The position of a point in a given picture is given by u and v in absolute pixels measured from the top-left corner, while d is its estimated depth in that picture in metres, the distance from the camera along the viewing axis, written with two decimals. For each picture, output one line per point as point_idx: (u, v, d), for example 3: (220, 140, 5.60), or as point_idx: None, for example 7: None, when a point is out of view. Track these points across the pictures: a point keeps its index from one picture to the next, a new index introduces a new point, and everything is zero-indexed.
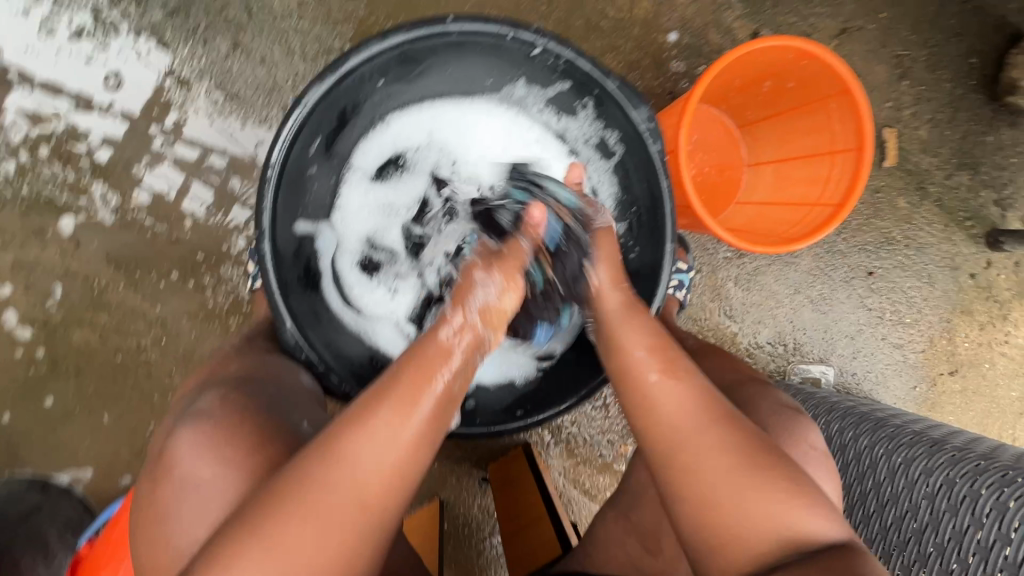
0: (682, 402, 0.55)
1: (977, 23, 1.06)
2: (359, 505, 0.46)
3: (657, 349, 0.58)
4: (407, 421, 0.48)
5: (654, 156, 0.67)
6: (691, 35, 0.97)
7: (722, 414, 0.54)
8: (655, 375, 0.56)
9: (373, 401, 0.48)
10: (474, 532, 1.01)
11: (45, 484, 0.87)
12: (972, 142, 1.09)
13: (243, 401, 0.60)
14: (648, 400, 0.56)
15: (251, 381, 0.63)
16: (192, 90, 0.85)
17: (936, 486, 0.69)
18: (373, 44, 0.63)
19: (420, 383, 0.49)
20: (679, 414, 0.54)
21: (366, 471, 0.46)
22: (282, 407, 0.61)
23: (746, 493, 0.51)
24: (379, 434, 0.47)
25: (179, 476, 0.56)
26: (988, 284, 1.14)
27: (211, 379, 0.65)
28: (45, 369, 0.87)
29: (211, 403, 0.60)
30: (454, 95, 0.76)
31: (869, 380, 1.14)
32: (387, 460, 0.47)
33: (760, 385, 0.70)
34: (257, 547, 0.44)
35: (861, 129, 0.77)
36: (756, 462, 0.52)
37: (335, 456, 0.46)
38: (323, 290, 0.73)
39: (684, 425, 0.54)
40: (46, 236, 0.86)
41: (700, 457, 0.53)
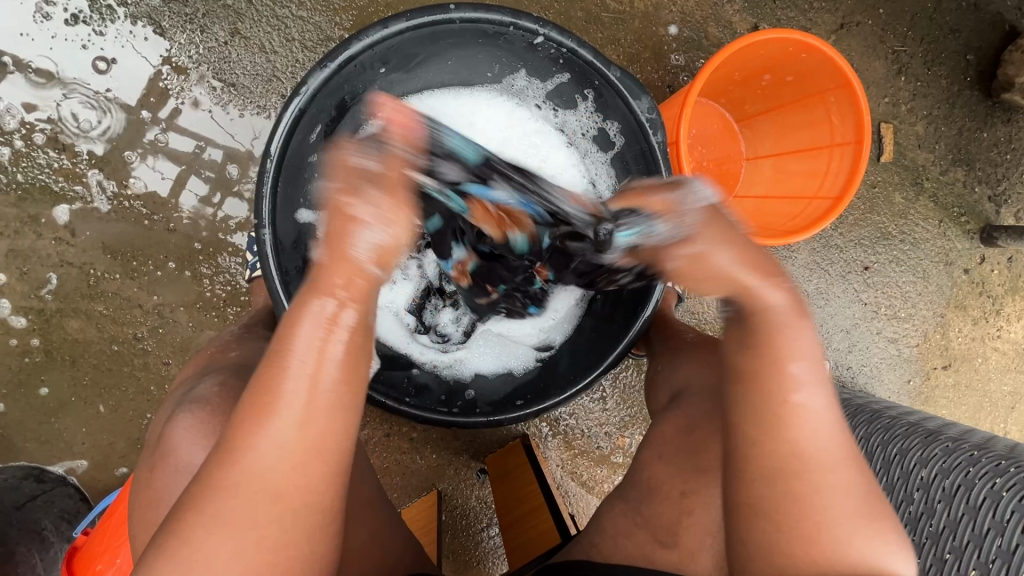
0: (823, 429, 0.49)
1: (974, 20, 1.07)
2: (277, 499, 0.42)
3: (811, 367, 0.50)
4: (309, 398, 0.42)
5: (655, 147, 0.68)
6: (691, 28, 0.98)
7: (849, 453, 0.50)
8: (797, 396, 0.49)
9: (271, 378, 0.43)
10: (472, 523, 1.01)
11: (40, 475, 0.86)
12: (967, 138, 1.10)
13: (242, 388, 0.60)
14: (784, 421, 0.49)
15: (249, 370, 0.63)
16: (190, 78, 0.84)
17: (930, 476, 0.70)
18: (374, 31, 0.62)
19: (319, 352, 0.43)
20: (817, 442, 0.49)
21: (275, 460, 0.42)
22: None
23: (858, 530, 0.48)
24: (282, 414, 0.42)
25: (174, 462, 0.55)
26: (982, 280, 1.15)
27: (210, 366, 0.65)
28: (40, 359, 0.86)
29: (208, 389, 0.60)
30: (455, 84, 0.75)
31: (864, 373, 1.15)
32: (296, 444, 0.42)
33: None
34: (187, 548, 0.41)
35: (860, 123, 0.77)
36: (871, 504, 0.49)
37: (241, 444, 0.42)
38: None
39: (819, 454, 0.49)
40: (41, 224, 0.85)
41: (824, 486, 0.49)
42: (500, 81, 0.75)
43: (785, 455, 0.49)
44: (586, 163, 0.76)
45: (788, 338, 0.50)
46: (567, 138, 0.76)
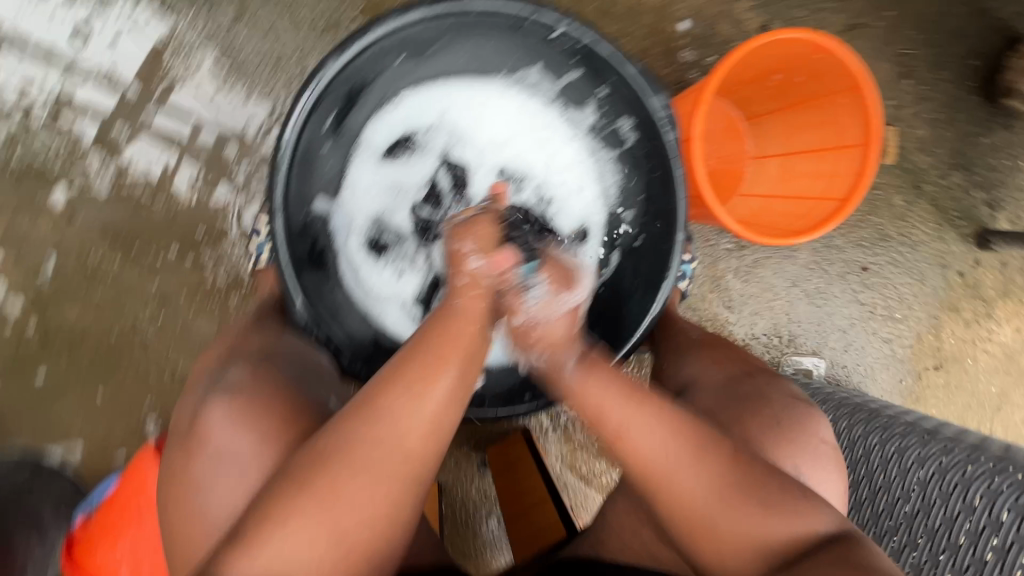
0: (654, 444, 0.52)
1: (978, 26, 1.08)
2: (404, 462, 0.46)
3: (622, 392, 0.54)
4: (434, 379, 0.48)
5: (670, 145, 0.67)
6: (702, 25, 0.97)
7: (696, 451, 0.52)
8: (625, 430, 0.53)
9: (395, 367, 0.49)
10: (471, 514, 1.02)
11: (37, 462, 0.85)
12: (967, 143, 1.11)
13: (274, 376, 0.60)
14: (622, 446, 0.53)
15: (280, 356, 0.63)
16: (195, 60, 0.82)
17: (930, 474, 0.71)
18: (391, 18, 0.61)
19: (451, 340, 0.50)
20: (652, 454, 0.52)
21: (402, 429, 0.47)
22: (310, 386, 0.61)
23: (731, 517, 0.51)
24: (404, 395, 0.47)
25: (212, 450, 0.55)
26: (975, 283, 1.17)
27: (235, 352, 0.64)
28: (37, 344, 0.85)
29: (242, 376, 0.60)
30: (467, 75, 0.75)
31: (858, 372, 1.17)
32: (419, 419, 0.47)
33: (768, 376, 0.72)
34: (295, 514, 0.44)
35: (871, 125, 0.77)
36: (737, 488, 0.52)
37: (366, 420, 0.46)
38: (336, 264, 0.73)
39: (665, 475, 0.52)
40: (38, 206, 0.83)
41: (676, 488, 0.52)
42: (512, 74, 0.75)
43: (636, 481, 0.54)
44: (593, 159, 0.79)
45: (595, 382, 0.55)
46: (576, 134, 0.78)
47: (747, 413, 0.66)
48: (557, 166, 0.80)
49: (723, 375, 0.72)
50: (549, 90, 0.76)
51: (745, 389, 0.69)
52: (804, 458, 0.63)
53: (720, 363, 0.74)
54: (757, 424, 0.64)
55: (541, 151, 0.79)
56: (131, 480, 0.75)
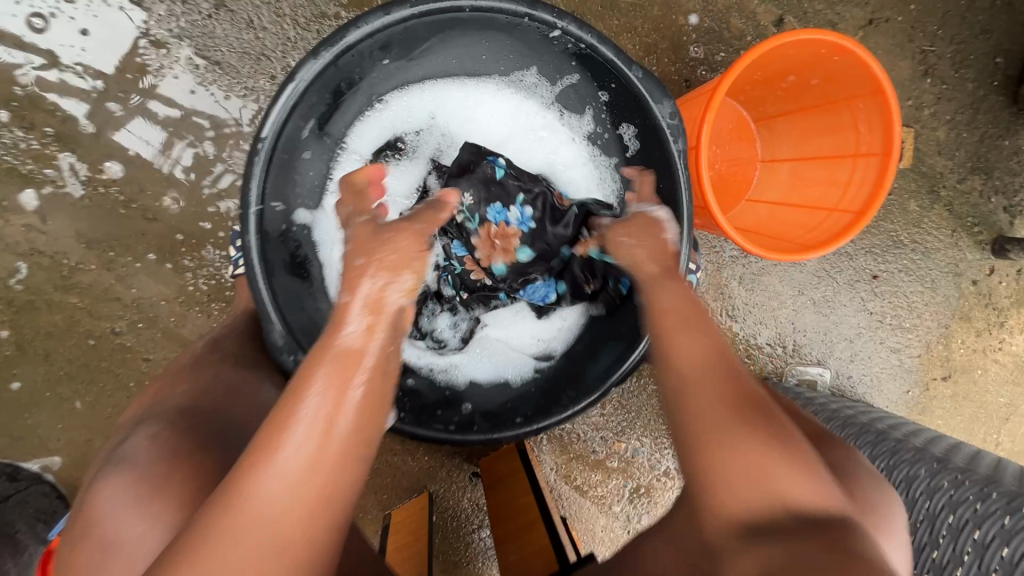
0: (693, 356, 0.49)
1: (1006, 21, 1.02)
2: (274, 556, 0.37)
3: (682, 305, 0.52)
4: (319, 432, 0.40)
5: (675, 155, 0.62)
6: (713, 18, 0.91)
7: (738, 385, 0.47)
8: (680, 338, 0.50)
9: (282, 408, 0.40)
10: (462, 525, 0.99)
11: (14, 472, 0.82)
12: (988, 146, 1.06)
13: (177, 440, 0.54)
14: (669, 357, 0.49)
15: (195, 415, 0.57)
16: (171, 54, 0.77)
17: (936, 508, 0.68)
18: (373, 17, 0.55)
19: (336, 381, 0.42)
20: (696, 367, 0.48)
21: (277, 505, 0.38)
22: (227, 445, 0.55)
23: (757, 434, 0.43)
24: (289, 449, 0.39)
25: (98, 536, 0.50)
26: (989, 291, 1.13)
27: (147, 412, 0.59)
28: (11, 352, 0.81)
29: (139, 443, 0.54)
30: (459, 74, 0.70)
31: (864, 382, 1.14)
32: (309, 479, 0.39)
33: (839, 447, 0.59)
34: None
35: (890, 133, 0.72)
36: (761, 405, 0.45)
37: (244, 485, 0.38)
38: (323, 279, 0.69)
39: (712, 367, 0.48)
40: (8, 209, 0.78)
41: (706, 380, 0.47)
42: (509, 75, 0.70)
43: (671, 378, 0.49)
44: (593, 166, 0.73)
45: (664, 306, 0.53)
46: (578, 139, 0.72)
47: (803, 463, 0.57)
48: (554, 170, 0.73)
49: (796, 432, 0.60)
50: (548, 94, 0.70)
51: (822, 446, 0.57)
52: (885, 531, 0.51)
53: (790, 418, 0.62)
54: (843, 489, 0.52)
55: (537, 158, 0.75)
56: None
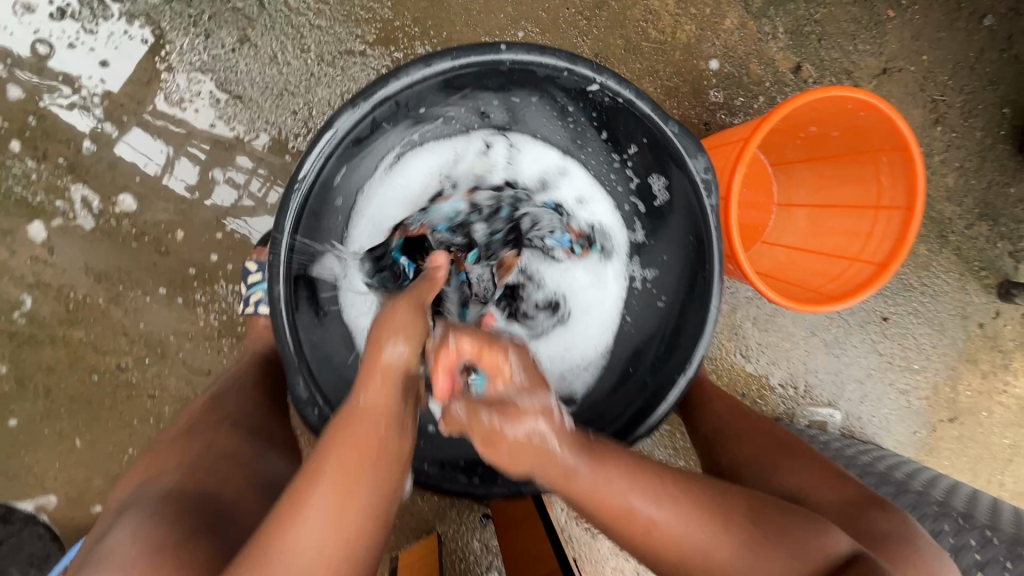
0: (672, 516, 0.49)
1: (1014, 72, 1.03)
2: None
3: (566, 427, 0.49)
4: (334, 515, 0.42)
5: (708, 210, 0.62)
6: (733, 64, 0.92)
7: (717, 521, 0.50)
8: (647, 500, 0.49)
9: (295, 488, 0.43)
10: (471, 567, 0.97)
11: (8, 513, 0.79)
12: (994, 193, 1.07)
13: (162, 527, 0.46)
14: (648, 534, 0.49)
15: (178, 497, 0.50)
16: (191, 88, 0.76)
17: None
18: (413, 70, 0.55)
19: (352, 452, 0.45)
20: (675, 530, 0.49)
21: (311, 556, 0.41)
22: (239, 514, 0.51)
23: (714, 535, 0.49)
24: (308, 530, 0.42)
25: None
26: (994, 334, 1.14)
27: (136, 496, 0.53)
28: (10, 388, 0.78)
29: (117, 539, 0.46)
30: (362, 196, 0.67)
31: (873, 423, 1.14)
32: (331, 542, 0.42)
33: (879, 506, 0.60)
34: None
35: (914, 188, 0.72)
36: (701, 499, 0.50)
37: (271, 552, 0.41)
38: (349, 327, 0.66)
39: (665, 521, 0.49)
40: (15, 240, 0.76)
41: (672, 530, 0.49)
42: (399, 144, 0.67)
43: (635, 535, 0.49)
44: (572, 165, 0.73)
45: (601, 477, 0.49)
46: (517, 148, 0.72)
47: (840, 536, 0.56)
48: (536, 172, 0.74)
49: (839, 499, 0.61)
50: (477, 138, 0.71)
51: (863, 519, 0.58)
52: None
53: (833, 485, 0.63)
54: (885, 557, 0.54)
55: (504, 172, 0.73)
56: None
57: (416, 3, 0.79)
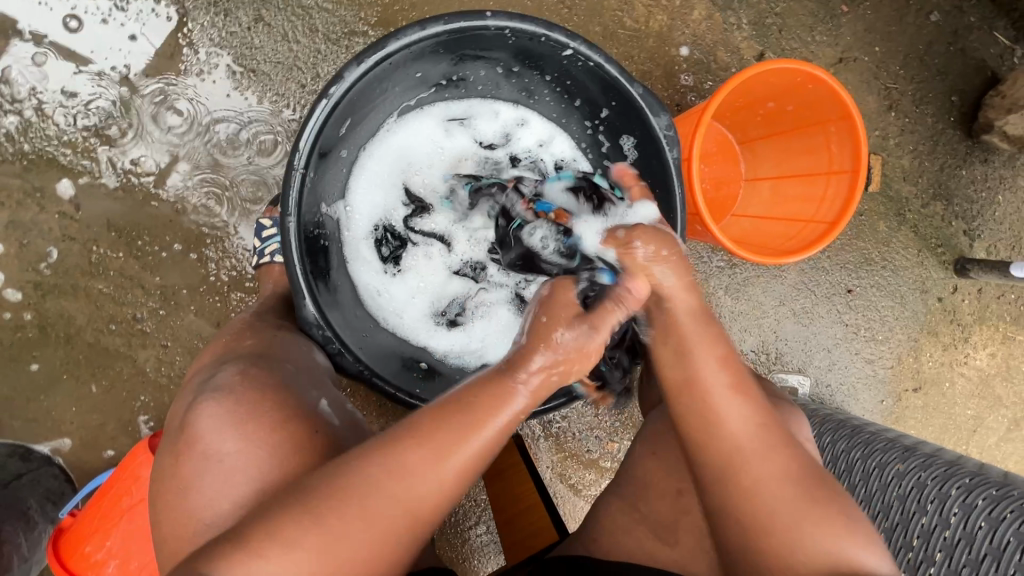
0: (742, 431, 0.55)
1: (960, 64, 1.13)
2: (406, 515, 0.48)
3: (732, 372, 0.56)
4: (450, 465, 0.49)
5: (670, 163, 0.69)
6: (702, 51, 1.02)
7: (784, 451, 0.55)
8: (727, 396, 0.56)
9: (436, 427, 0.49)
10: (461, 520, 1.02)
11: (26, 453, 0.84)
12: (947, 174, 1.16)
13: (265, 378, 0.59)
14: (719, 435, 0.55)
15: (271, 359, 0.62)
16: (210, 61, 0.84)
17: (928, 499, 0.72)
18: (411, 31, 0.63)
19: (491, 408, 0.50)
20: (744, 440, 0.55)
21: (421, 485, 0.48)
22: (301, 387, 0.61)
23: (814, 522, 0.52)
24: (432, 464, 0.48)
25: (202, 450, 0.55)
26: (954, 308, 1.20)
27: (227, 354, 0.64)
28: (33, 334, 0.84)
29: (232, 378, 0.59)
30: (362, 158, 0.77)
31: (841, 391, 1.20)
32: (440, 483, 0.49)
33: (758, 380, 0.73)
34: (297, 541, 0.46)
35: (858, 153, 0.81)
36: (812, 491, 0.53)
37: (398, 469, 0.48)
38: (351, 276, 0.77)
39: (781, 487, 0.53)
40: (44, 197, 0.83)
41: (775, 492, 0.53)
42: (396, 111, 0.77)
43: (749, 487, 0.53)
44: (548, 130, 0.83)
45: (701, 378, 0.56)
46: (498, 116, 0.83)
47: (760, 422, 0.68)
48: (516, 137, 0.84)
49: None
50: (463, 106, 0.81)
51: None
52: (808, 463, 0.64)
53: None
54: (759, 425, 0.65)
55: (488, 137, 0.83)
56: (127, 471, 0.75)
57: None
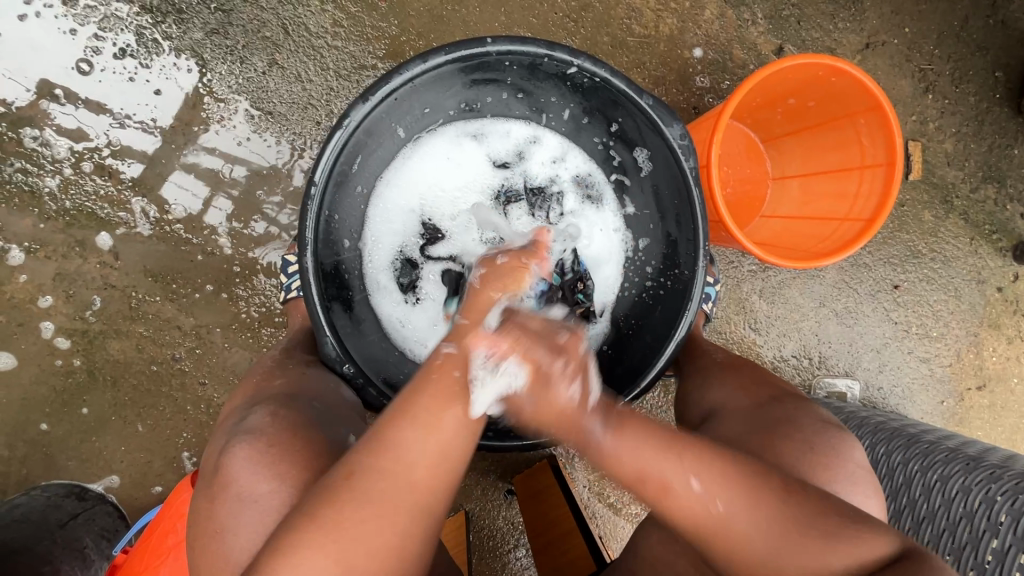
0: (698, 500, 0.51)
1: (1001, 37, 1.06)
2: (411, 492, 0.48)
3: (655, 439, 0.53)
4: (431, 431, 0.50)
5: (688, 173, 0.67)
6: (716, 50, 0.99)
7: (746, 492, 0.51)
8: (674, 479, 0.51)
9: (403, 411, 0.50)
10: (499, 544, 1.01)
11: (81, 492, 0.88)
12: (997, 155, 1.08)
13: (294, 418, 0.60)
14: (670, 503, 0.51)
15: (300, 398, 0.63)
16: (230, 107, 0.87)
17: (997, 517, 0.66)
18: (413, 65, 0.63)
19: (435, 402, 0.51)
20: (698, 510, 0.51)
21: (415, 456, 0.48)
22: (325, 423, 0.61)
23: (801, 554, 0.48)
24: (422, 430, 0.49)
25: (235, 493, 0.56)
26: (1016, 298, 1.11)
27: (257, 395, 0.65)
28: (82, 379, 0.88)
29: (261, 420, 0.60)
30: (378, 188, 0.78)
31: (895, 394, 1.12)
32: (431, 450, 0.49)
33: (798, 401, 0.69)
34: (312, 540, 0.45)
35: (893, 145, 0.77)
36: (794, 528, 0.49)
37: (381, 447, 0.49)
38: (374, 307, 0.77)
39: (758, 540, 0.49)
40: (86, 249, 0.87)
41: (752, 553, 0.49)
42: (409, 141, 0.78)
43: (726, 560, 0.51)
44: (560, 148, 0.82)
45: (629, 458, 0.52)
46: (509, 138, 0.82)
47: (775, 434, 0.63)
48: (527, 156, 0.83)
49: (751, 402, 0.69)
50: (473, 130, 0.81)
51: (775, 414, 0.66)
52: (844, 485, 0.60)
53: (750, 388, 0.71)
54: (793, 450, 0.61)
55: (501, 158, 0.83)
56: (171, 510, 0.78)
57: (420, 19, 0.89)
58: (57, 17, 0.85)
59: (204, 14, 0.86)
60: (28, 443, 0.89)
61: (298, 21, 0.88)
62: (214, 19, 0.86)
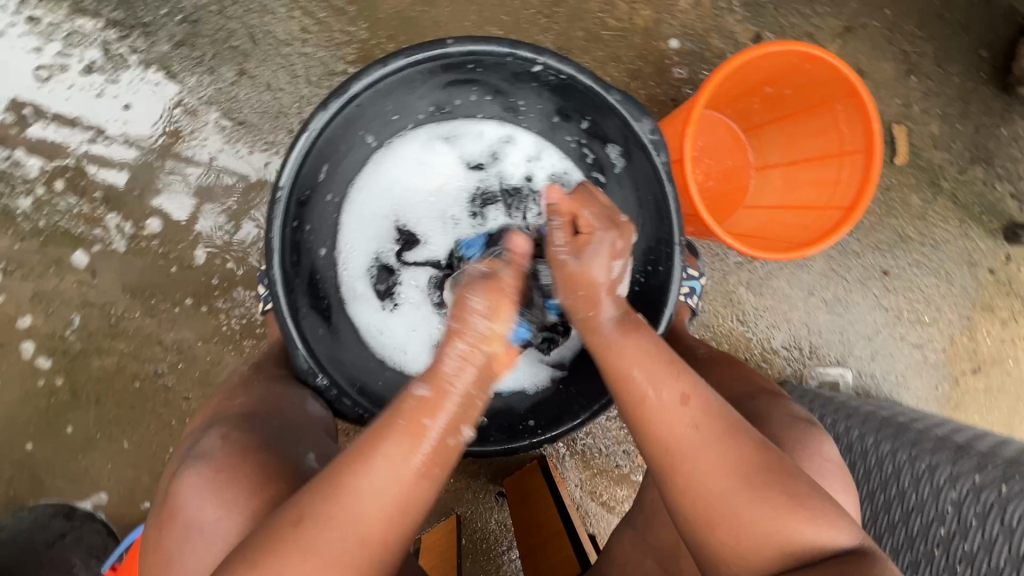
0: (683, 417, 0.53)
1: (984, 15, 1.04)
2: (359, 543, 0.47)
3: (654, 360, 0.55)
4: (393, 473, 0.49)
5: (660, 168, 0.66)
6: (693, 41, 0.97)
7: (725, 432, 0.52)
8: (654, 390, 0.54)
9: (367, 450, 0.49)
10: (492, 547, 1.00)
11: (69, 511, 0.88)
12: (984, 135, 1.06)
13: (245, 441, 0.60)
14: (646, 413, 0.54)
15: (253, 418, 0.63)
16: (200, 119, 0.86)
17: (987, 505, 0.65)
18: (374, 70, 0.62)
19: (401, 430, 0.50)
20: (675, 426, 0.53)
21: (367, 507, 0.48)
22: (287, 443, 0.61)
23: (756, 507, 0.50)
24: (386, 462, 0.49)
25: (183, 521, 0.57)
26: (1009, 279, 1.10)
27: (215, 416, 0.66)
28: (65, 398, 0.88)
29: (212, 444, 0.61)
30: (352, 195, 0.77)
31: (889, 380, 1.11)
32: (387, 496, 0.48)
33: (771, 397, 0.68)
34: None
35: (870, 131, 0.75)
36: (762, 478, 0.50)
37: (336, 494, 0.48)
38: (351, 316, 0.76)
39: (721, 476, 0.51)
40: (64, 267, 0.87)
41: (715, 488, 0.51)
42: (379, 146, 0.76)
43: (679, 484, 0.52)
44: (535, 145, 0.81)
45: (621, 358, 0.56)
46: (482, 139, 0.81)
47: None
48: (502, 157, 0.82)
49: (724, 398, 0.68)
50: (445, 132, 0.80)
51: (746, 410, 0.66)
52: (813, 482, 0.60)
53: (725, 384, 0.70)
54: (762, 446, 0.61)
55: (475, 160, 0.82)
56: None
57: (390, 22, 0.88)
58: (21, 35, 0.84)
59: (171, 26, 0.86)
60: (14, 464, 0.88)
61: (265, 29, 0.87)
62: (181, 30, 0.86)
